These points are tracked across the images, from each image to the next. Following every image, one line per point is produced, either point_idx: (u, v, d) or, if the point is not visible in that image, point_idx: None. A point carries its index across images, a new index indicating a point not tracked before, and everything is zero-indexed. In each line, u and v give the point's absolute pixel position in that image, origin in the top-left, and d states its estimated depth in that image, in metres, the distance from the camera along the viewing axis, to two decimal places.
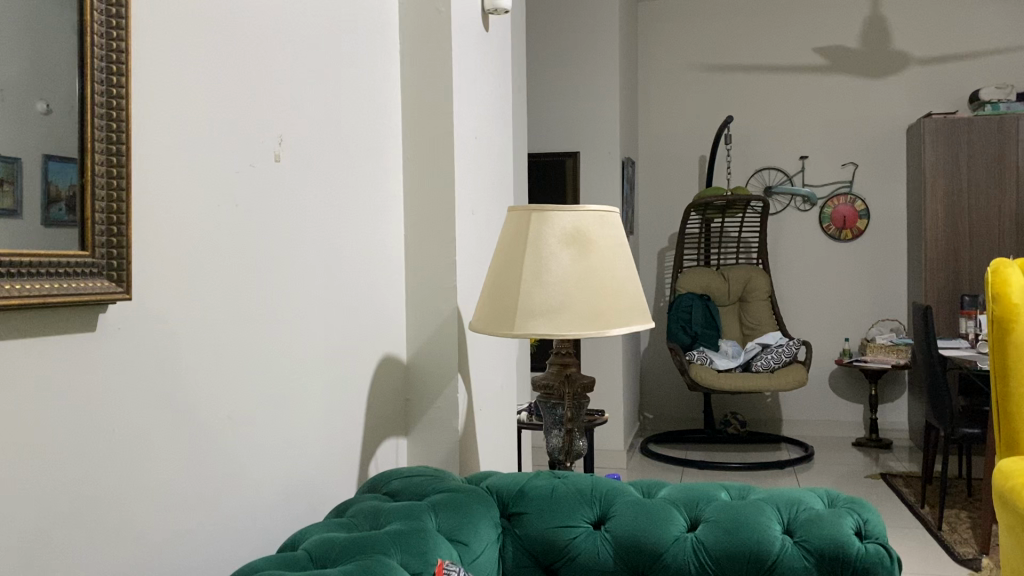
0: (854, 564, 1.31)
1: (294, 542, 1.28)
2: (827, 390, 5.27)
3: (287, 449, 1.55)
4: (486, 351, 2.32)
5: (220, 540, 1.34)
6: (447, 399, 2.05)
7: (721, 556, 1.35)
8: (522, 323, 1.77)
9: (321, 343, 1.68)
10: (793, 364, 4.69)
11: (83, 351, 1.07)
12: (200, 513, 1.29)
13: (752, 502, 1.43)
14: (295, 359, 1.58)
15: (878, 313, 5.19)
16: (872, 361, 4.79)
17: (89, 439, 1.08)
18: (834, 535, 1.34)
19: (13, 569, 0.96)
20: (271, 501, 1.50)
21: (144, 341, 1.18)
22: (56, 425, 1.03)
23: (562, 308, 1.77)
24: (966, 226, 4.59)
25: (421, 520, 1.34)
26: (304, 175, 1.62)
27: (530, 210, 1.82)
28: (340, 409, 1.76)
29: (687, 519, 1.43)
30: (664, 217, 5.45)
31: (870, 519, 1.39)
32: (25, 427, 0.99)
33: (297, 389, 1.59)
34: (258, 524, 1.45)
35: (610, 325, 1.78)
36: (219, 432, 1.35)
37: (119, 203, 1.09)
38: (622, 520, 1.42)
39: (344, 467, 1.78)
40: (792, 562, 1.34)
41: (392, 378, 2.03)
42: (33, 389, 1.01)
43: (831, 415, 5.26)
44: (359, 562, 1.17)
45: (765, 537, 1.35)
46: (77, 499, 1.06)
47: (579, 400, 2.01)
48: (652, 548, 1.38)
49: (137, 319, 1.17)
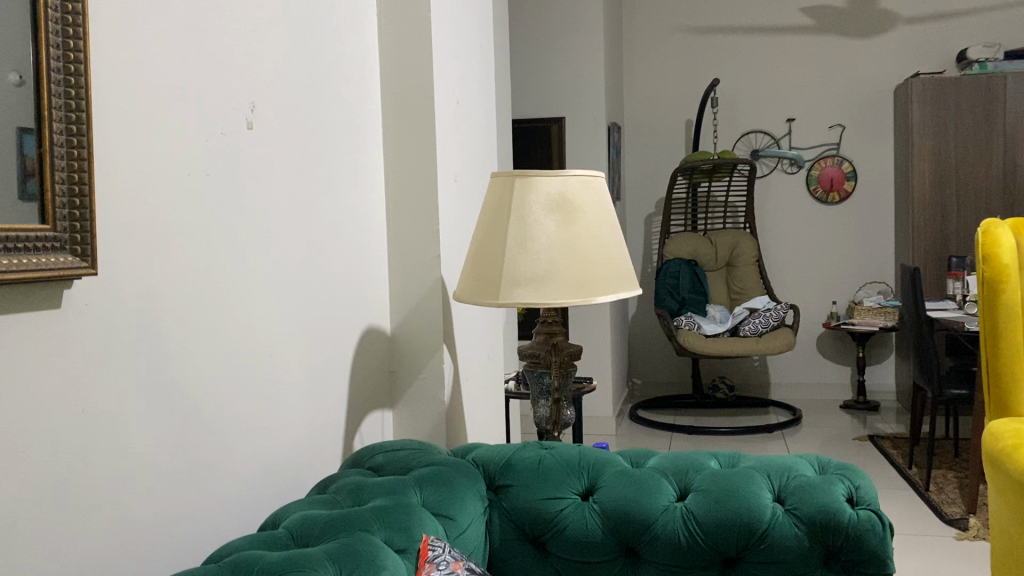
0: (846, 531, 1.29)
1: (275, 520, 1.25)
2: (815, 353, 5.28)
3: (268, 426, 1.52)
4: (472, 321, 2.29)
5: (202, 520, 1.31)
6: (433, 370, 2.02)
7: (711, 525, 1.33)
8: (506, 292, 1.73)
9: (301, 316, 1.64)
10: (781, 328, 4.68)
11: (48, 329, 1.03)
12: (178, 494, 1.25)
13: (742, 470, 1.41)
14: (275, 333, 1.54)
15: (865, 276, 5.18)
16: (859, 323, 4.79)
17: (57, 422, 1.03)
18: (825, 503, 1.32)
19: None
20: (253, 479, 1.47)
21: (114, 318, 1.13)
22: (21, 409, 0.99)
23: (547, 276, 1.73)
24: (953, 186, 4.57)
25: (405, 494, 1.32)
26: (279, 142, 1.57)
27: (513, 176, 1.77)
28: (323, 383, 1.73)
29: (677, 488, 1.41)
30: (651, 182, 5.40)
31: (861, 485, 1.37)
32: None
33: (277, 365, 1.55)
34: (241, 501, 1.42)
35: (596, 293, 1.75)
36: (197, 410, 1.31)
37: (81, 173, 1.04)
38: (610, 490, 1.39)
39: (329, 441, 1.75)
40: (783, 530, 1.31)
41: (376, 350, 1.99)
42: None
43: (819, 378, 5.28)
44: (341, 540, 1.14)
45: (756, 506, 1.33)
46: (49, 484, 1.02)
47: (566, 369, 1.98)
48: (641, 518, 1.35)
49: (106, 296, 1.12)
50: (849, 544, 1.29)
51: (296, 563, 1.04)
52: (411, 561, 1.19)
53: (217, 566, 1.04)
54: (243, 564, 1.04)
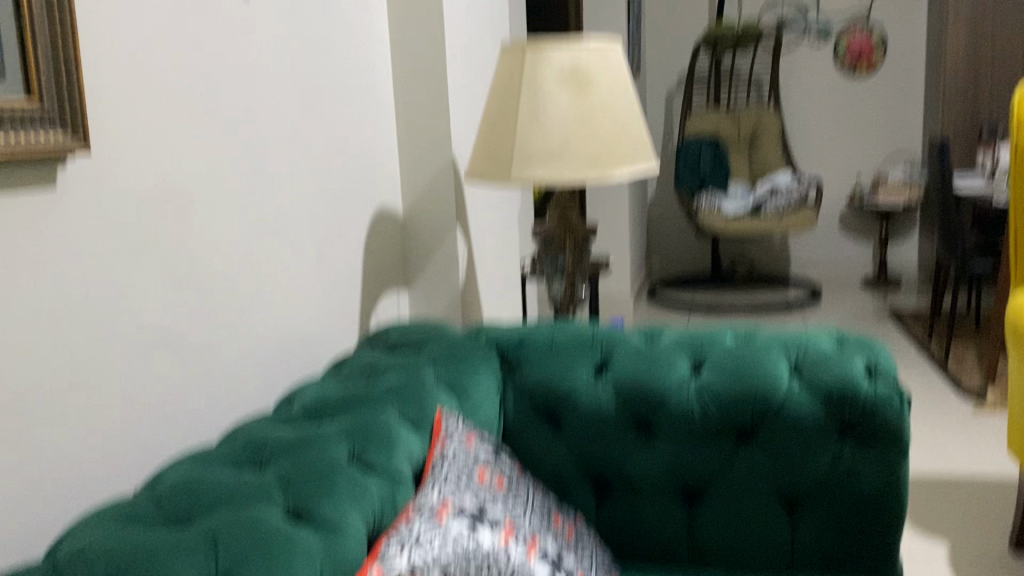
0: (863, 403, 1.28)
1: (290, 398, 1.26)
2: (836, 230, 5.20)
3: (281, 308, 1.51)
4: (486, 199, 2.24)
5: (218, 400, 1.32)
6: (446, 250, 1.99)
7: (727, 399, 1.32)
8: (519, 170, 1.68)
9: (309, 196, 1.60)
10: (803, 205, 4.60)
11: (46, 209, 1.00)
12: (193, 374, 1.26)
13: (758, 344, 1.39)
14: (283, 212, 1.51)
15: (891, 150, 5.05)
16: (883, 199, 4.69)
17: (61, 304, 1.02)
18: (843, 375, 1.30)
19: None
20: (268, 359, 1.47)
21: (114, 198, 1.11)
22: (24, 290, 0.97)
23: (561, 152, 1.67)
24: (988, 53, 4.37)
25: (419, 372, 1.31)
26: (276, 12, 1.49)
27: (524, 46, 1.69)
28: (334, 263, 1.71)
29: (692, 363, 1.39)
30: (671, 55, 5.21)
31: (880, 356, 1.35)
32: None
33: (287, 246, 1.53)
34: (256, 381, 1.43)
35: (612, 168, 1.69)
36: (208, 292, 1.30)
37: (65, 43, 0.99)
38: (625, 366, 1.38)
39: (343, 321, 1.75)
40: (799, 403, 1.31)
41: (388, 230, 1.96)
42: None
43: (840, 255, 5.22)
44: (354, 416, 1.14)
45: (773, 380, 1.32)
46: (61, 366, 1.02)
47: (581, 248, 1.97)
48: (657, 393, 1.35)
49: (103, 175, 1.09)
50: (866, 416, 1.28)
51: (309, 440, 1.04)
52: (425, 436, 1.19)
53: (230, 445, 1.05)
54: (255, 442, 1.04)
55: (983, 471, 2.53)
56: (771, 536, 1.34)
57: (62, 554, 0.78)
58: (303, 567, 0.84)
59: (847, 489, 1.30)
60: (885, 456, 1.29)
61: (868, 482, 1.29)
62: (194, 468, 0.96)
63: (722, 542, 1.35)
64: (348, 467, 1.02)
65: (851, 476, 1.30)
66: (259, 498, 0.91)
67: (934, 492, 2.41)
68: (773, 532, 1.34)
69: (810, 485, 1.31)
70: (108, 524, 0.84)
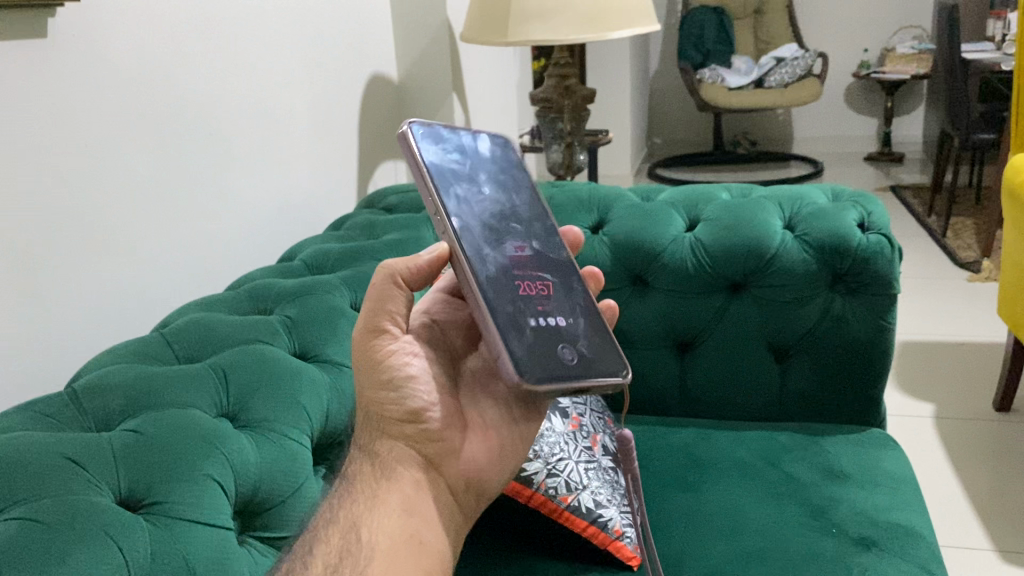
0: (854, 254, 1.25)
1: (291, 254, 1.26)
2: (841, 103, 4.84)
3: (283, 165, 1.47)
4: (482, 67, 2.11)
5: (224, 258, 1.30)
6: (443, 119, 1.90)
7: (719, 252, 1.30)
8: (516, 30, 1.63)
9: (302, 51, 1.52)
10: (809, 79, 4.25)
11: (35, 60, 0.95)
12: (200, 238, 1.24)
13: (753, 200, 1.36)
14: (279, 69, 1.45)
15: (901, 20, 4.64)
16: (890, 71, 4.32)
17: (56, 138, 0.98)
18: (835, 228, 1.27)
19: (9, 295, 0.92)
20: (271, 219, 1.44)
21: (102, 51, 1.05)
22: (28, 127, 0.94)
23: (560, 7, 1.62)
24: None
25: (417, 230, 1.30)
26: None
27: None
28: (331, 126, 1.63)
29: (687, 220, 1.37)
30: None
31: (874, 211, 1.32)
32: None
33: (284, 107, 1.46)
34: (261, 240, 1.40)
35: (610, 28, 1.66)
36: (210, 151, 1.26)
37: None
38: (620, 224, 1.36)
39: (341, 191, 1.69)
40: (791, 254, 1.28)
41: (384, 99, 1.86)
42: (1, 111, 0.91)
43: (843, 131, 4.89)
44: (356, 268, 1.14)
45: (765, 232, 1.29)
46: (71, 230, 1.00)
47: (578, 114, 2.02)
48: (651, 249, 1.33)
49: (81, 24, 1.02)
50: (856, 266, 1.26)
51: (310, 287, 1.05)
52: None
53: (235, 293, 1.06)
54: (260, 290, 1.05)
55: (976, 338, 2.48)
56: (761, 384, 1.34)
57: (78, 385, 0.82)
58: (308, 397, 0.88)
59: (834, 340, 1.29)
60: (874, 304, 1.27)
61: (858, 331, 1.28)
62: (202, 313, 0.98)
63: (709, 389, 1.36)
64: (350, 313, 1.03)
65: (839, 326, 1.28)
66: (262, 336, 0.93)
67: (934, 359, 2.38)
68: (762, 379, 1.34)
69: (800, 334, 1.30)
70: (120, 360, 0.87)
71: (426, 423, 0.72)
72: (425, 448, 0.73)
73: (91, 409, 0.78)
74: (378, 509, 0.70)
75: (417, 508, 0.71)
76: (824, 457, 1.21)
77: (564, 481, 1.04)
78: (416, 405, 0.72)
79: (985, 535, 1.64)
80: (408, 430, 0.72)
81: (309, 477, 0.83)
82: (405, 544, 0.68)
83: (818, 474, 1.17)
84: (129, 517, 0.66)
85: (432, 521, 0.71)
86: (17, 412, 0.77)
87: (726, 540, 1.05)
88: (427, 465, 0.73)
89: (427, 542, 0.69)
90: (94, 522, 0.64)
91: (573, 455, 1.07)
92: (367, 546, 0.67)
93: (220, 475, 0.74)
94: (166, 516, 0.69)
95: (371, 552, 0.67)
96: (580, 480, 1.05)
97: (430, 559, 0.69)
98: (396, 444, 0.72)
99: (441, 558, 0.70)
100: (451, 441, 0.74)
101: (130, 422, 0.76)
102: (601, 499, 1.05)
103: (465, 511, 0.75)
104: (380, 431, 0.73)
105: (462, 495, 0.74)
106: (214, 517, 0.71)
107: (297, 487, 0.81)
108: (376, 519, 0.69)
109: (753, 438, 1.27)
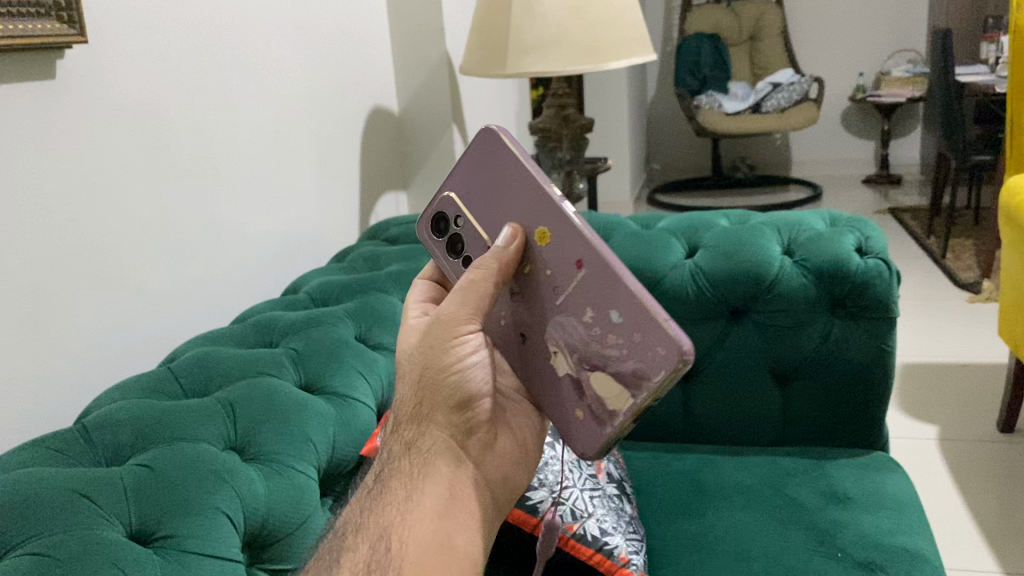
0: (853, 278, 1.26)
1: (296, 287, 1.28)
2: (838, 126, 4.88)
3: (287, 199, 1.48)
4: (481, 98, 2.14)
5: (229, 291, 1.31)
6: (444, 149, 1.92)
7: (719, 278, 1.31)
8: (513, 62, 1.66)
9: (304, 85, 1.54)
10: (805, 104, 4.29)
11: (44, 101, 0.97)
12: (205, 272, 1.25)
13: (752, 226, 1.38)
14: (281, 105, 1.47)
15: (895, 43, 4.68)
16: (885, 94, 4.35)
17: (65, 177, 1.00)
18: (833, 253, 1.28)
19: (17, 332, 0.93)
20: (274, 252, 1.45)
21: (109, 91, 1.07)
22: (38, 166, 0.96)
23: (556, 40, 1.65)
24: None
25: (419, 260, 1.32)
26: None
27: None
28: (333, 159, 1.65)
29: (687, 246, 1.39)
30: None
31: (871, 235, 1.33)
32: (9, 193, 0.92)
33: (286, 141, 1.48)
34: (265, 272, 1.42)
35: (607, 59, 1.68)
36: (214, 187, 1.27)
37: None
38: (621, 252, 1.38)
39: (344, 222, 1.70)
40: (790, 280, 1.29)
41: (385, 131, 1.88)
42: (12, 152, 0.93)
43: (840, 154, 4.92)
44: (360, 299, 1.16)
45: (765, 257, 1.30)
46: (79, 268, 1.01)
47: (577, 142, 2.04)
48: (652, 276, 1.34)
49: (89, 65, 1.04)
50: (855, 290, 1.27)
51: (315, 319, 1.07)
52: None
53: (242, 326, 1.07)
54: (265, 323, 1.07)
55: (979, 359, 2.49)
56: (763, 409, 1.35)
57: (87, 421, 0.83)
58: (314, 429, 0.88)
59: (835, 364, 1.30)
60: (874, 328, 1.28)
61: (858, 354, 1.29)
62: (208, 347, 1.00)
63: (712, 414, 1.37)
64: (354, 344, 1.04)
65: (839, 350, 1.29)
66: (268, 369, 0.95)
67: (936, 381, 2.38)
68: (764, 404, 1.35)
69: (801, 358, 1.31)
70: (128, 395, 0.88)
71: (471, 412, 0.71)
72: (467, 439, 0.72)
73: (101, 445, 0.79)
74: (411, 515, 0.68)
75: (453, 508, 0.69)
76: (827, 481, 1.22)
77: (570, 510, 1.04)
78: (470, 391, 0.70)
79: (992, 557, 1.63)
80: (454, 418, 0.70)
81: (316, 508, 0.84)
82: (436, 550, 0.67)
83: (822, 499, 1.18)
84: (140, 552, 0.67)
85: (465, 528, 0.70)
86: (28, 449, 0.78)
87: (730, 564, 1.06)
88: (467, 458, 0.72)
89: (458, 546, 0.68)
90: (106, 558, 0.65)
91: (578, 484, 1.08)
92: (396, 557, 0.66)
93: (229, 508, 0.74)
94: (177, 549, 0.69)
95: (399, 565, 0.66)
96: (585, 508, 1.05)
97: (462, 563, 0.68)
98: (440, 435, 0.70)
99: (473, 562, 0.69)
100: (487, 433, 0.73)
101: (140, 457, 0.77)
102: (606, 526, 1.05)
103: (500, 503, 0.76)
104: (426, 420, 0.70)
105: (500, 487, 0.75)
106: (224, 549, 0.72)
107: (304, 519, 0.82)
108: (407, 523, 0.68)
109: (756, 463, 1.28)
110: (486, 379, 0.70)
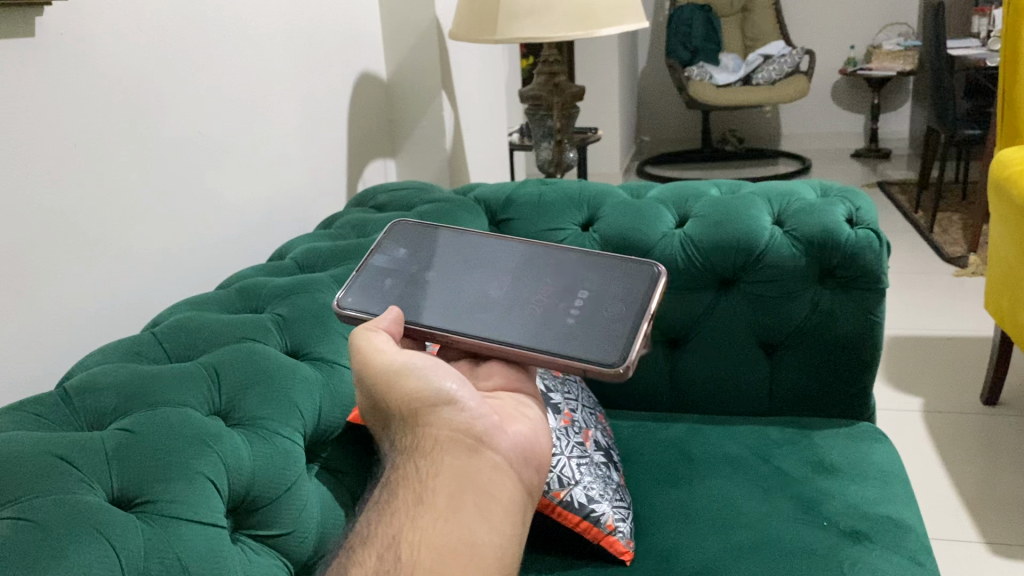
0: (843, 248, 1.26)
1: (281, 252, 1.26)
2: (829, 100, 4.85)
3: (272, 165, 1.46)
4: (470, 65, 2.10)
5: (213, 257, 1.30)
6: (432, 116, 1.89)
7: (710, 247, 1.30)
8: (505, 28, 1.63)
9: (289, 48, 1.51)
10: (796, 77, 4.26)
11: (25, 59, 0.95)
12: (188, 236, 1.23)
13: (743, 196, 1.36)
14: (265, 67, 1.44)
15: (887, 17, 4.65)
16: (877, 68, 4.33)
17: (46, 136, 0.98)
18: (824, 223, 1.27)
19: None
20: (260, 218, 1.43)
21: (89, 49, 1.04)
22: (15, 127, 0.94)
23: (550, 6, 1.62)
24: None
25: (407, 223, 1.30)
26: None
27: None
28: (319, 123, 1.62)
29: (676, 216, 1.38)
30: None
31: (862, 207, 1.33)
32: None
33: (270, 105, 1.45)
34: (249, 238, 1.40)
35: (600, 26, 1.65)
36: (196, 151, 1.25)
37: None
38: (610, 221, 1.36)
39: (330, 188, 1.68)
40: (780, 250, 1.28)
41: (372, 97, 1.85)
42: None
43: (831, 128, 4.91)
44: (347, 267, 1.14)
45: (755, 227, 1.30)
46: (59, 231, 1.00)
47: (568, 110, 2.02)
48: (641, 244, 1.33)
49: (69, 21, 1.01)
50: (845, 260, 1.26)
51: (301, 284, 1.05)
52: None
53: (227, 291, 1.06)
54: (250, 289, 1.05)
55: (964, 333, 2.50)
56: (751, 379, 1.35)
57: (70, 384, 0.81)
58: (300, 394, 0.87)
59: (825, 332, 1.30)
60: (863, 299, 1.28)
61: (848, 325, 1.29)
62: (192, 312, 0.98)
63: (701, 385, 1.37)
64: None
65: (828, 320, 1.29)
66: (255, 334, 0.93)
67: (921, 354, 2.39)
68: (753, 375, 1.34)
69: (791, 329, 1.31)
70: (110, 359, 0.87)
71: (460, 405, 0.66)
72: (473, 426, 0.65)
73: (82, 408, 0.78)
74: (421, 521, 0.62)
75: (465, 504, 0.62)
76: (814, 452, 1.22)
77: (557, 477, 1.04)
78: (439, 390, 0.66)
79: (974, 529, 1.65)
80: (450, 417, 0.65)
81: (301, 473, 0.82)
82: (451, 548, 0.60)
83: (808, 469, 1.18)
84: (122, 516, 0.66)
85: (485, 522, 0.62)
86: (9, 413, 0.77)
87: (717, 531, 1.06)
88: (478, 446, 0.65)
89: (478, 542, 0.61)
90: (87, 523, 0.64)
91: (565, 451, 1.07)
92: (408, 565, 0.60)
93: (212, 472, 0.73)
94: (159, 514, 0.68)
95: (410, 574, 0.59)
96: (572, 476, 1.05)
97: (485, 558, 0.60)
98: (438, 434, 0.65)
99: (501, 552, 0.61)
100: (496, 415, 0.67)
101: (123, 420, 0.76)
102: (592, 493, 1.05)
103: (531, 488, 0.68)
104: (419, 425, 0.66)
105: (527, 465, 0.67)
106: (208, 515, 0.71)
107: (288, 485, 0.81)
108: (417, 530, 0.62)
109: (744, 434, 1.28)
110: (456, 379, 0.67)
